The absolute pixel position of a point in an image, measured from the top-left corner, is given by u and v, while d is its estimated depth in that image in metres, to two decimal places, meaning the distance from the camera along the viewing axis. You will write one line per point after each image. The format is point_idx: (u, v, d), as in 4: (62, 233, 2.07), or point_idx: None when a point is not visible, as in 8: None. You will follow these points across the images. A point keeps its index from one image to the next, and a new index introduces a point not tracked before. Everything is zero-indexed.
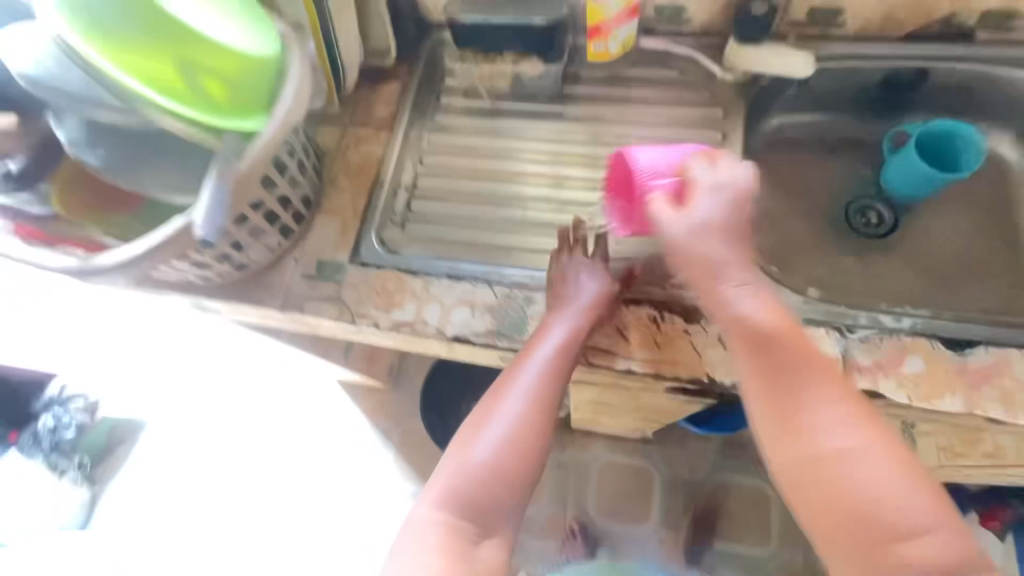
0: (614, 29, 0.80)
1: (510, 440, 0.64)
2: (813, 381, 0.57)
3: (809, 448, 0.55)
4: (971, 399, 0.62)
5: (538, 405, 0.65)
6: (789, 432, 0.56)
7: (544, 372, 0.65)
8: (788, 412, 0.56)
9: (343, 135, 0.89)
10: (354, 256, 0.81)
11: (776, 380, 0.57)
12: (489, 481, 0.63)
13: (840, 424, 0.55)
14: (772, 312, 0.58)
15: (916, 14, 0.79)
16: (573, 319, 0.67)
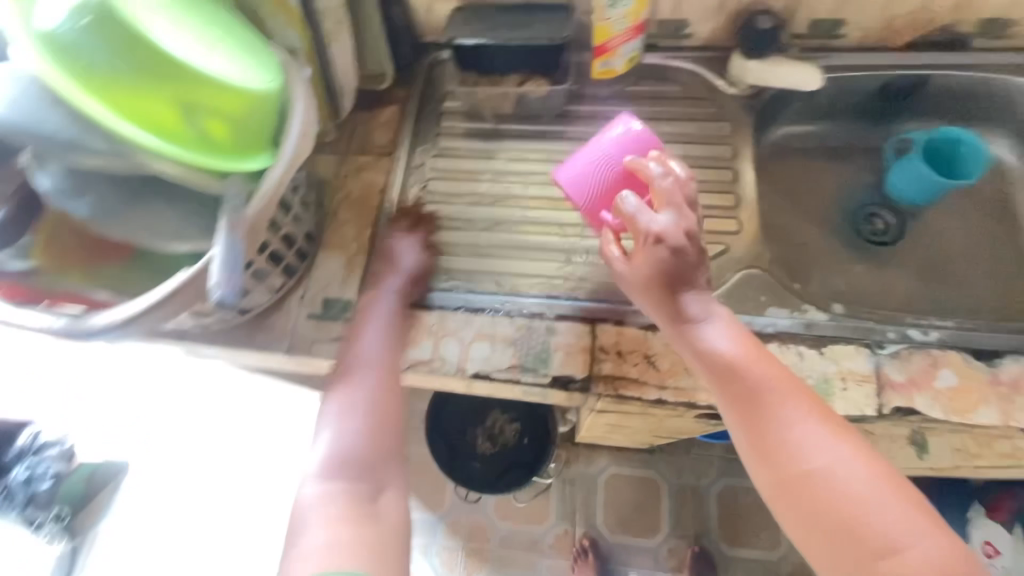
0: (619, 47, 0.78)
1: (370, 409, 0.66)
2: (778, 397, 0.55)
3: (791, 465, 0.53)
4: (1005, 410, 0.62)
5: (365, 373, 0.67)
6: (764, 451, 0.54)
7: (381, 340, 0.69)
8: (770, 429, 0.54)
9: (342, 164, 0.85)
10: (363, 292, 0.77)
11: (753, 394, 0.55)
12: (361, 443, 0.65)
13: (815, 434, 0.53)
14: (722, 322, 0.58)
15: (916, 24, 0.79)
16: (399, 284, 0.73)
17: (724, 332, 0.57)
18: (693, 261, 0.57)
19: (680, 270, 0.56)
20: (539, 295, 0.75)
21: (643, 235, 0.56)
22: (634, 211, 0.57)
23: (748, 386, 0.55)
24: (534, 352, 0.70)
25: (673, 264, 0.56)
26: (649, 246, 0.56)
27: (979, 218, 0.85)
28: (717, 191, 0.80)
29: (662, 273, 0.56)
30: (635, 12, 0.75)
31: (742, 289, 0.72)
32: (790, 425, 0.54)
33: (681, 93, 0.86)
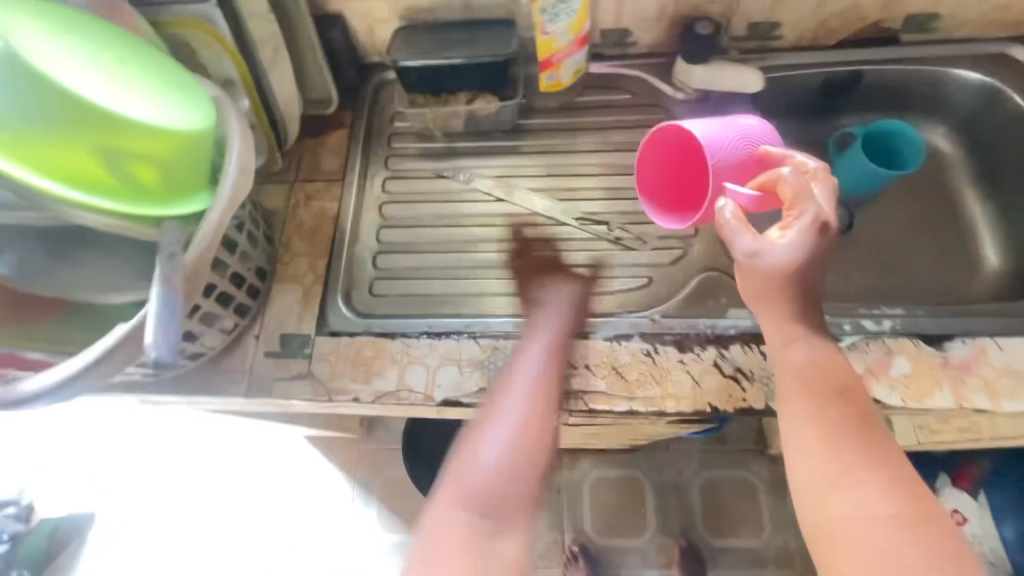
0: (564, 60, 0.78)
1: (515, 439, 0.58)
2: (856, 443, 0.52)
3: (837, 506, 0.50)
4: (958, 392, 0.64)
5: (540, 395, 0.62)
6: (823, 480, 0.51)
7: (547, 364, 0.64)
8: (834, 468, 0.51)
9: (292, 194, 0.83)
10: (322, 325, 0.75)
11: (829, 430, 0.53)
12: (524, 464, 0.58)
13: (878, 496, 0.49)
14: (820, 352, 0.58)
15: (847, 21, 0.82)
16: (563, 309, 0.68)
17: (815, 366, 0.57)
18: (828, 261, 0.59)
19: (821, 260, 0.57)
20: (502, 316, 0.74)
21: (804, 211, 0.56)
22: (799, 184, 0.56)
23: (827, 421, 0.54)
24: (502, 372, 0.69)
25: (822, 252, 0.57)
26: (808, 223, 0.55)
27: (921, 204, 0.87)
28: None
29: (811, 256, 0.56)
30: (578, 24, 0.75)
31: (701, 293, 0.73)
32: (858, 473, 0.51)
33: (630, 101, 0.87)
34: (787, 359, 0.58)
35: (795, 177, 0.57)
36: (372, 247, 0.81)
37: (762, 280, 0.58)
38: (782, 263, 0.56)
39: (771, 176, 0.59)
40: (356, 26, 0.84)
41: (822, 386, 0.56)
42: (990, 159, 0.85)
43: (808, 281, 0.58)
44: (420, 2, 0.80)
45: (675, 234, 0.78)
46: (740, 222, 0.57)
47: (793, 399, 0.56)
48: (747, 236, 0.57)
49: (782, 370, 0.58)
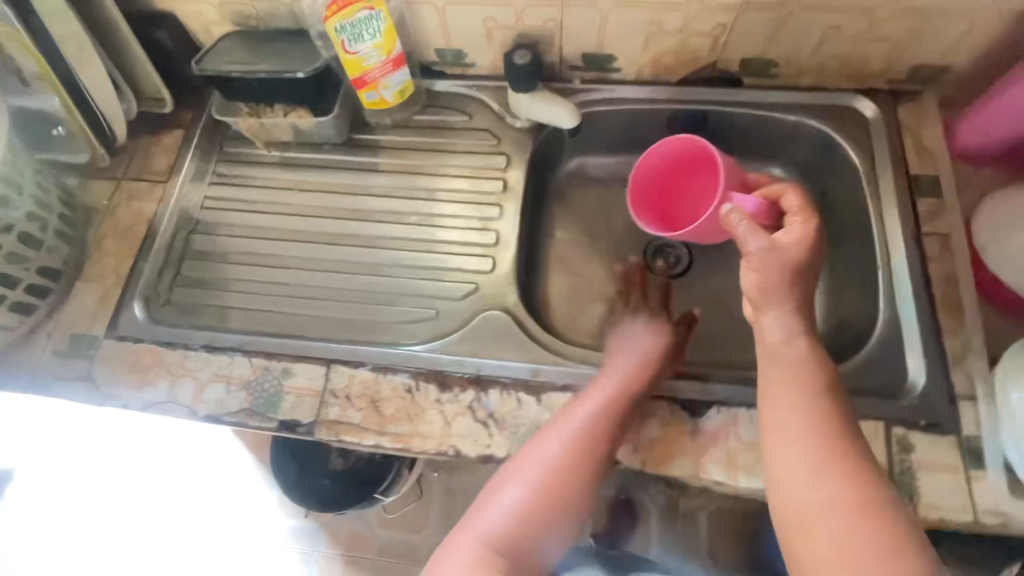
0: (381, 79, 0.75)
1: (549, 483, 0.57)
2: (834, 442, 0.50)
3: (796, 490, 0.49)
4: (699, 463, 0.61)
5: (593, 446, 0.59)
6: (800, 466, 0.50)
7: (602, 419, 0.60)
8: (809, 458, 0.50)
9: (115, 191, 0.83)
10: (112, 328, 0.75)
11: (818, 423, 0.51)
12: (552, 509, 0.57)
13: (832, 486, 0.48)
14: (820, 356, 0.56)
15: (684, 60, 0.77)
16: (625, 363, 0.65)
17: (812, 363, 0.55)
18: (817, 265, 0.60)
19: (817, 266, 0.59)
20: (283, 336, 0.73)
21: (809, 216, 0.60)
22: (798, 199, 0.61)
23: (814, 412, 0.52)
24: (266, 395, 0.69)
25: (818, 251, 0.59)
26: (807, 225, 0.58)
27: None
28: (482, 228, 0.79)
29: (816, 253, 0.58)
30: (387, 45, 0.72)
31: (481, 331, 0.71)
32: (827, 467, 0.49)
33: (465, 123, 0.84)
34: (783, 354, 0.56)
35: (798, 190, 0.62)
36: (182, 253, 0.81)
37: (778, 276, 0.56)
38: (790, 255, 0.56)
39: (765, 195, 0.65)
40: (187, 26, 0.82)
41: (821, 385, 0.54)
42: (830, 216, 0.79)
43: (807, 281, 0.58)
44: (244, 7, 0.78)
45: (477, 267, 0.77)
46: (749, 224, 0.57)
47: (783, 388, 0.54)
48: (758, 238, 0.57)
49: (775, 364, 0.55)
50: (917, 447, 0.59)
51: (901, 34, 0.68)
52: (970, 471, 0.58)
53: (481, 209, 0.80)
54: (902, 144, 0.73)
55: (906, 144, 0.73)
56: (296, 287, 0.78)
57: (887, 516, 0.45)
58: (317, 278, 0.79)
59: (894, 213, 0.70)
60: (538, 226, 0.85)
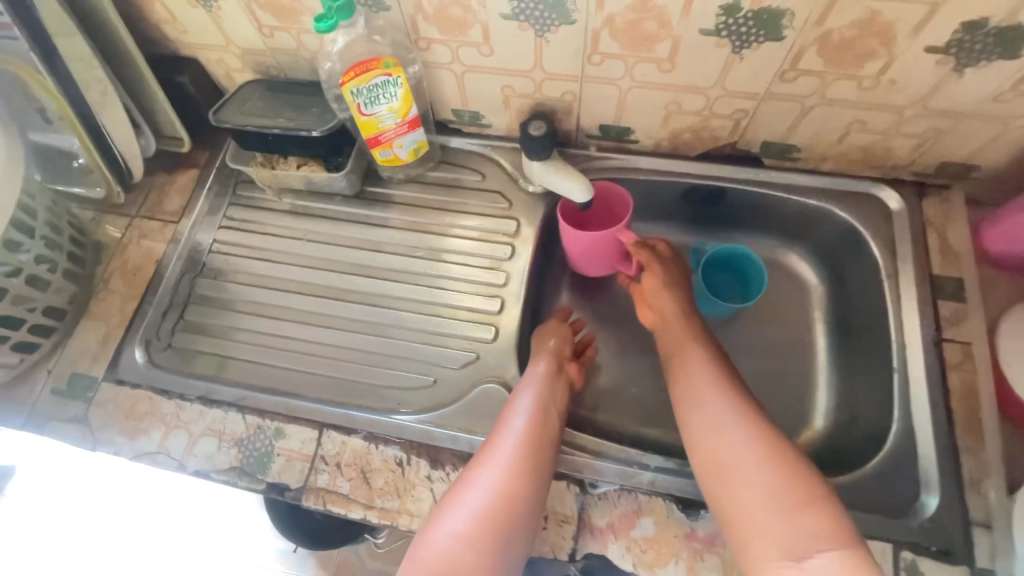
0: (395, 139, 0.75)
1: (489, 507, 0.56)
2: (721, 384, 0.61)
3: (707, 432, 0.58)
4: (691, 569, 0.59)
5: (513, 481, 0.58)
6: (704, 408, 0.60)
7: (520, 453, 0.60)
8: (723, 415, 0.58)
9: (127, 228, 0.84)
10: (111, 370, 0.75)
11: (721, 382, 0.61)
12: (482, 555, 0.53)
13: (730, 421, 0.57)
14: (702, 326, 0.69)
15: (703, 138, 0.75)
16: (536, 385, 0.68)
17: (697, 328, 0.68)
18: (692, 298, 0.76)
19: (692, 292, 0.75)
20: (278, 394, 0.73)
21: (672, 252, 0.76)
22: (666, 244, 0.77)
23: (706, 366, 0.63)
24: (256, 455, 0.68)
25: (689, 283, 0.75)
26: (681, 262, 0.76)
27: (773, 336, 0.80)
28: (487, 294, 0.78)
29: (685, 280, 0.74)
30: (403, 109, 0.72)
31: (477, 404, 0.70)
32: (723, 406, 0.59)
33: (478, 183, 0.84)
34: (675, 325, 0.70)
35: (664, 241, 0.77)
36: (187, 296, 0.81)
37: (663, 294, 0.72)
38: (674, 284, 0.72)
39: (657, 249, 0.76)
40: (210, 70, 0.83)
41: (706, 346, 0.66)
42: (848, 305, 0.76)
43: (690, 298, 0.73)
44: (265, 59, 0.78)
45: (478, 335, 0.76)
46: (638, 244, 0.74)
47: (684, 350, 0.66)
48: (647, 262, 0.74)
49: (676, 331, 0.69)
50: (925, 575, 0.56)
51: (930, 133, 0.65)
52: None
53: (487, 273, 0.79)
54: (926, 242, 0.70)
55: (929, 241, 0.71)
56: (298, 340, 0.78)
57: (779, 441, 0.56)
58: (318, 331, 0.78)
59: (914, 315, 0.67)
60: (544, 289, 0.84)
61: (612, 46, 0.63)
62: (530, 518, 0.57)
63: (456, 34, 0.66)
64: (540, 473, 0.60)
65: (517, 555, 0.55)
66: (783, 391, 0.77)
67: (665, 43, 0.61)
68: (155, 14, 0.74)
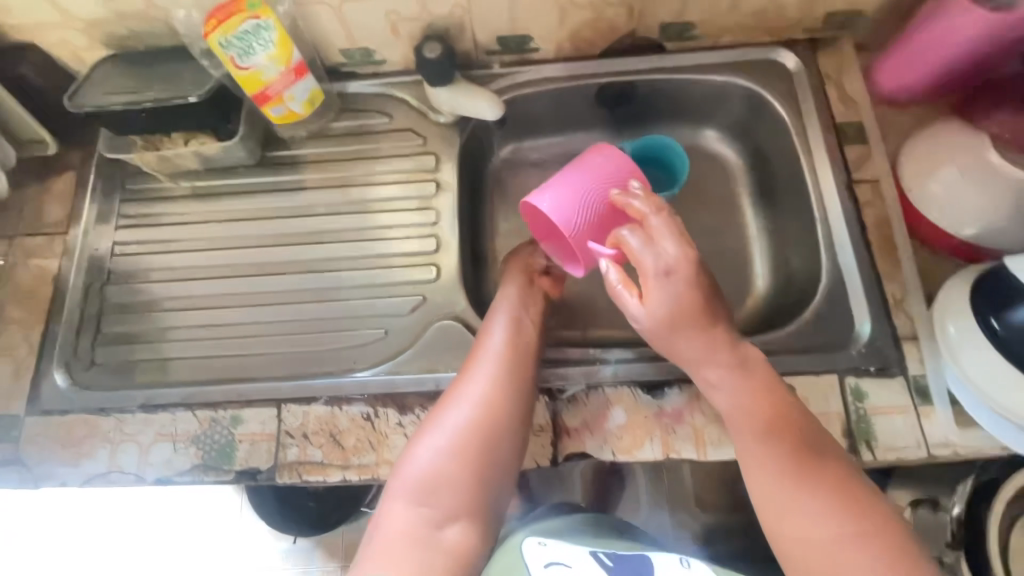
0: (284, 91, 0.69)
1: (470, 423, 0.57)
2: (810, 466, 0.53)
3: (791, 517, 0.51)
4: (667, 444, 0.62)
5: (497, 396, 0.58)
6: (787, 492, 0.52)
7: (502, 369, 0.60)
8: (794, 492, 0.52)
9: (8, 251, 0.75)
10: (33, 403, 0.69)
11: (805, 462, 0.53)
12: (464, 465, 0.55)
13: (821, 511, 0.51)
14: (776, 384, 0.57)
15: (602, 31, 0.74)
16: (514, 306, 0.66)
17: (764, 390, 0.56)
18: (710, 289, 0.56)
19: (702, 291, 0.55)
20: (227, 383, 0.69)
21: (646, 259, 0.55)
22: (636, 252, 0.56)
23: (788, 442, 0.54)
24: (217, 447, 0.65)
25: (690, 287, 0.55)
26: (687, 258, 0.55)
27: (706, 219, 0.82)
28: (420, 236, 0.75)
29: (677, 301, 0.55)
30: (284, 55, 0.66)
31: (434, 344, 0.69)
32: (809, 491, 0.52)
33: (386, 125, 0.79)
34: (726, 389, 0.57)
35: (635, 238, 0.56)
36: (99, 307, 0.74)
37: (675, 340, 0.57)
38: (672, 323, 0.55)
39: (639, 213, 0.58)
40: (56, 55, 0.74)
41: (785, 415, 0.55)
42: (767, 173, 0.79)
43: (706, 312, 0.56)
44: (116, 29, 0.70)
45: (421, 278, 0.74)
46: (618, 279, 0.57)
47: (754, 419, 0.56)
48: (632, 299, 0.57)
49: (744, 393, 0.56)
50: (869, 393, 0.61)
51: None
52: (919, 409, 0.60)
53: (416, 215, 0.76)
54: (826, 94, 0.73)
55: (830, 93, 0.73)
56: (234, 326, 0.74)
57: (873, 528, 0.49)
58: (254, 312, 0.74)
59: (825, 165, 0.71)
60: (478, 221, 0.82)
61: None
62: (517, 428, 0.58)
63: None
64: (522, 383, 0.60)
65: (504, 457, 0.56)
66: (725, 268, 0.80)
67: None
68: None
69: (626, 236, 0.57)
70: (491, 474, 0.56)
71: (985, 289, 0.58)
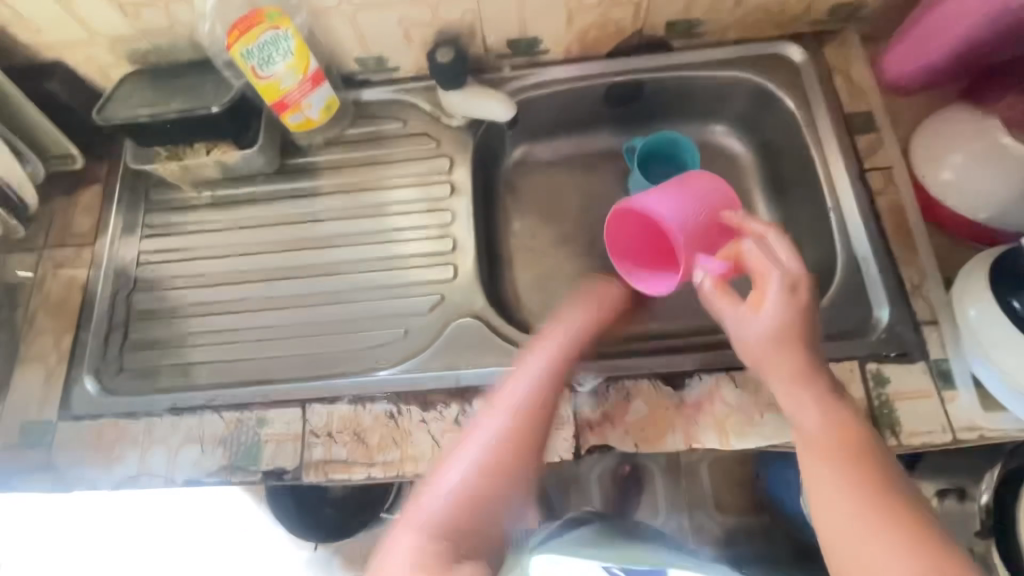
0: (303, 100, 0.71)
1: (488, 454, 0.53)
2: (879, 502, 0.45)
3: (863, 555, 0.43)
4: (689, 434, 0.62)
5: (524, 432, 0.55)
6: (855, 526, 0.45)
7: (522, 398, 0.57)
8: (865, 529, 0.44)
9: (39, 262, 0.77)
10: (64, 409, 0.70)
11: (874, 492, 0.46)
12: (482, 504, 0.51)
13: (895, 550, 0.43)
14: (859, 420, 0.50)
15: (609, 31, 0.75)
16: (550, 340, 0.62)
17: (835, 423, 0.50)
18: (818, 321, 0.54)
19: (813, 319, 0.53)
20: (252, 385, 0.70)
21: (769, 275, 0.54)
22: (755, 256, 0.55)
23: (859, 475, 0.47)
24: (243, 448, 0.66)
25: (807, 311, 0.53)
26: (808, 278, 0.53)
27: None
28: (437, 236, 0.77)
29: (795, 319, 0.52)
30: (302, 64, 0.68)
31: (454, 341, 0.70)
32: (880, 525, 0.44)
33: (401, 130, 0.81)
34: (800, 419, 0.51)
35: (754, 249, 0.56)
36: (127, 315, 0.76)
37: (774, 359, 0.53)
38: (783, 337, 0.52)
39: (754, 231, 0.58)
40: (83, 72, 0.76)
41: (855, 449, 0.48)
42: (776, 165, 0.80)
43: (812, 339, 0.52)
44: (139, 45, 0.72)
45: (439, 278, 0.75)
46: (717, 288, 0.57)
47: (819, 450, 0.49)
48: (736, 309, 0.55)
49: (811, 423, 0.50)
50: (890, 378, 0.61)
51: None
52: (942, 392, 0.60)
53: (431, 216, 0.78)
54: (833, 85, 0.74)
55: (837, 84, 0.74)
56: (256, 330, 0.75)
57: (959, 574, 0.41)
58: (276, 316, 0.75)
59: (836, 154, 0.71)
60: (492, 221, 0.83)
61: None
62: (534, 462, 0.54)
63: None
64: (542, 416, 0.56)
65: (519, 494, 0.52)
66: None
67: None
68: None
69: (743, 246, 0.56)
70: (506, 513, 0.52)
71: (1002, 269, 0.57)
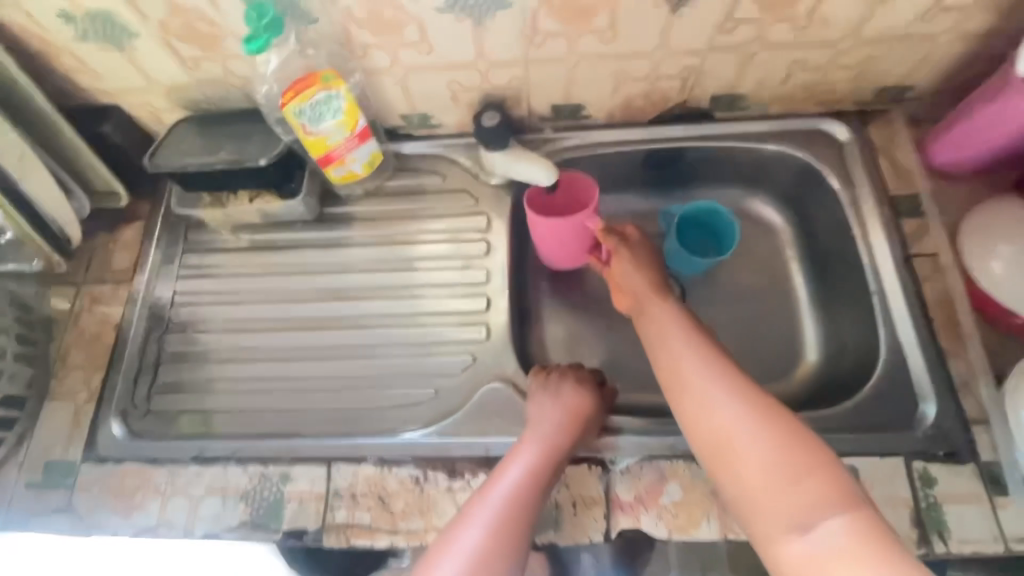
0: (348, 154, 0.72)
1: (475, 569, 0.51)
2: (702, 358, 0.57)
3: (702, 408, 0.54)
4: (725, 523, 0.59)
5: (503, 536, 0.53)
6: (687, 382, 0.56)
7: (509, 508, 0.55)
8: (699, 386, 0.55)
9: (76, 297, 0.78)
10: (89, 451, 0.70)
11: (702, 353, 0.58)
12: None
13: (718, 396, 0.54)
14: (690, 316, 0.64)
15: (654, 101, 0.76)
16: (533, 446, 0.60)
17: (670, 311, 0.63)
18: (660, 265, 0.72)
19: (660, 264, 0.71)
20: (277, 438, 0.69)
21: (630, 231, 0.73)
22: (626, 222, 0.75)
23: (692, 347, 0.59)
24: (265, 505, 0.65)
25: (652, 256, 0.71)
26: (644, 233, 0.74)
27: (755, 283, 0.82)
28: (470, 294, 0.76)
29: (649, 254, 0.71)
30: (351, 121, 0.69)
31: (483, 406, 0.69)
32: (707, 382, 0.55)
33: (440, 185, 0.82)
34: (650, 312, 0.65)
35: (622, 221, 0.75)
36: (157, 356, 0.76)
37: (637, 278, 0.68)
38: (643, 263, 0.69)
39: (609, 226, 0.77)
40: (136, 115, 0.78)
41: (685, 328, 0.61)
42: (816, 239, 0.79)
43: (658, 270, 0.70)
44: (193, 94, 0.74)
45: (470, 337, 0.74)
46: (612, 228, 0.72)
47: (662, 334, 0.61)
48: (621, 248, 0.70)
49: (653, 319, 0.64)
50: (938, 479, 0.59)
51: (863, 62, 0.69)
52: (993, 499, 0.58)
53: (465, 273, 0.77)
54: (878, 166, 0.73)
55: (882, 165, 0.73)
56: (284, 379, 0.75)
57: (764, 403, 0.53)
58: (304, 366, 0.75)
59: (880, 237, 0.70)
60: (525, 279, 0.83)
61: (551, 24, 0.63)
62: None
63: (392, 36, 0.65)
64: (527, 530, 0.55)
65: None
66: (776, 333, 0.78)
67: (603, 13, 0.62)
68: (64, 64, 0.70)
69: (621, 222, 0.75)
70: None
71: None
